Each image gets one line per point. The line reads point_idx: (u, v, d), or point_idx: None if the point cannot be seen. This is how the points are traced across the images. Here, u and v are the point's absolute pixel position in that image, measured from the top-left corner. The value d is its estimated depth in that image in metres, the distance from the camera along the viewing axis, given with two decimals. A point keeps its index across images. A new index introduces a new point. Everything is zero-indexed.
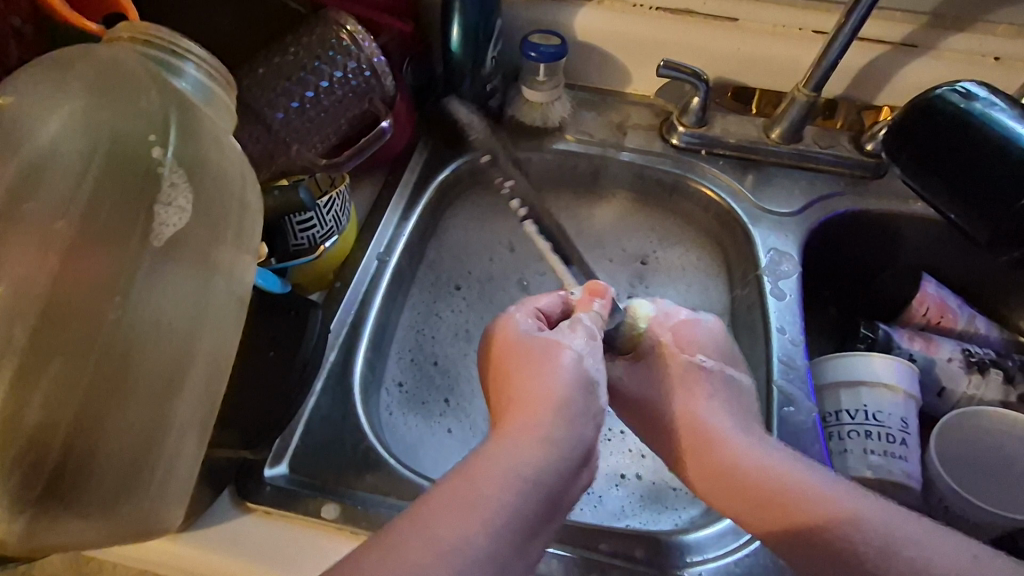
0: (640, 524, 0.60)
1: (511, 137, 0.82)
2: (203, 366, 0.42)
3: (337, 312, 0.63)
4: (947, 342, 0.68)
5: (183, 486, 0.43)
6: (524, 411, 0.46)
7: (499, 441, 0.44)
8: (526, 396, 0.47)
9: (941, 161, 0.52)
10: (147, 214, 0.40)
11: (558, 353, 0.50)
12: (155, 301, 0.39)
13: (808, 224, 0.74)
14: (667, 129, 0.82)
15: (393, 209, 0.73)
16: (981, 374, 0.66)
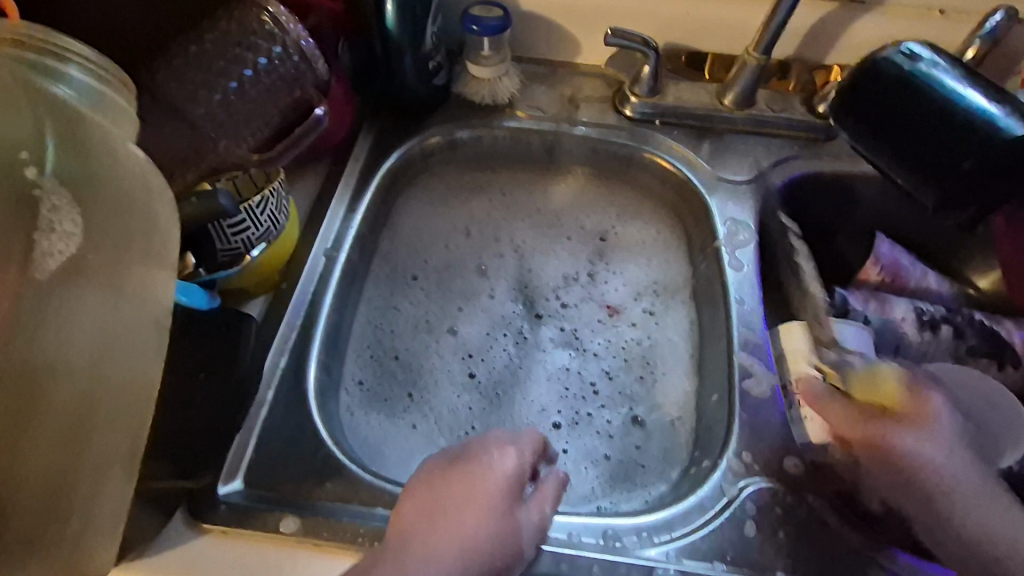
0: (610, 504, 0.60)
1: (460, 116, 0.79)
2: (118, 396, 0.40)
3: (285, 316, 0.61)
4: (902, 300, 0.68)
5: (111, 517, 0.42)
6: (455, 511, 0.46)
7: (438, 511, 0.46)
8: (457, 511, 0.46)
9: (889, 125, 0.51)
10: (25, 240, 0.36)
11: (502, 552, 0.45)
12: (54, 336, 0.37)
13: (762, 190, 0.73)
14: (620, 101, 0.79)
15: (339, 201, 0.69)
16: (933, 330, 0.66)
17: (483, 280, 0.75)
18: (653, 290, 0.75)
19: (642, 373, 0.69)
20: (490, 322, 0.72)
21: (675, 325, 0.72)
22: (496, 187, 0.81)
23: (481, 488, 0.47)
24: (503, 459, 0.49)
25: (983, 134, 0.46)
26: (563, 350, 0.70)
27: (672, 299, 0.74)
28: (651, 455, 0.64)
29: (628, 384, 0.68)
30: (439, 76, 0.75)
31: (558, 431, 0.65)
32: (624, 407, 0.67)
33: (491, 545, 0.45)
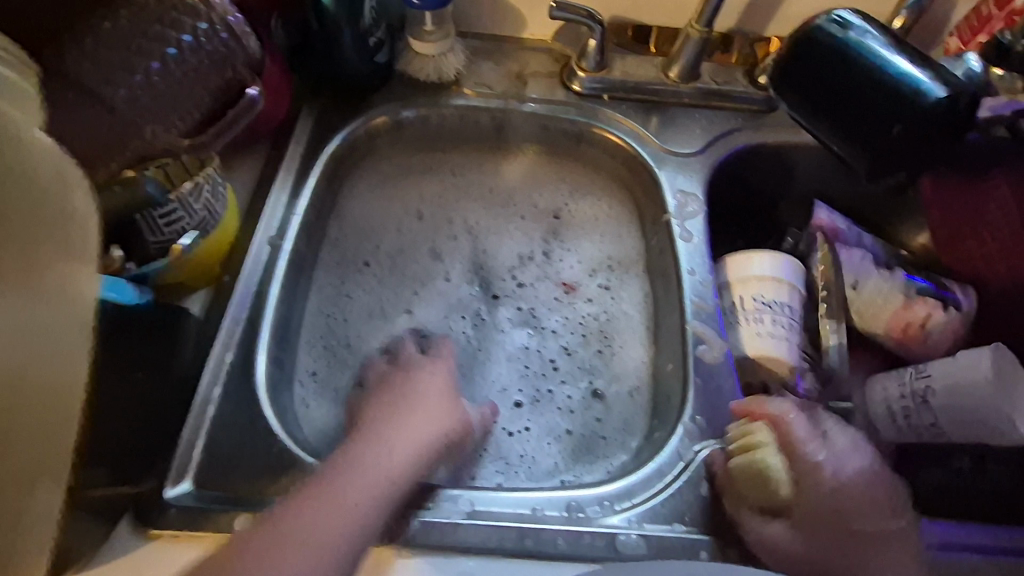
0: (573, 477, 0.61)
1: (405, 95, 0.76)
2: (41, 405, 0.37)
3: (229, 308, 0.58)
4: (843, 251, 0.72)
5: (48, 530, 0.38)
6: (357, 467, 0.49)
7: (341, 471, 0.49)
8: (361, 465, 0.49)
9: (825, 94, 0.52)
10: None
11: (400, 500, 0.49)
12: None
13: (710, 162, 0.75)
14: (567, 76, 0.79)
15: (281, 187, 0.66)
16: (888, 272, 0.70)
17: (438, 265, 0.73)
18: (607, 263, 0.76)
19: (600, 347, 0.70)
20: (447, 305, 0.71)
21: (629, 298, 0.73)
22: (446, 167, 0.79)
23: (375, 446, 0.51)
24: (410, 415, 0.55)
25: (912, 99, 0.48)
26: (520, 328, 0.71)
27: (627, 273, 0.75)
28: (612, 426, 0.65)
29: (586, 359, 0.69)
30: (381, 52, 0.72)
31: (519, 410, 0.65)
32: (584, 382, 0.68)
33: (379, 498, 0.48)
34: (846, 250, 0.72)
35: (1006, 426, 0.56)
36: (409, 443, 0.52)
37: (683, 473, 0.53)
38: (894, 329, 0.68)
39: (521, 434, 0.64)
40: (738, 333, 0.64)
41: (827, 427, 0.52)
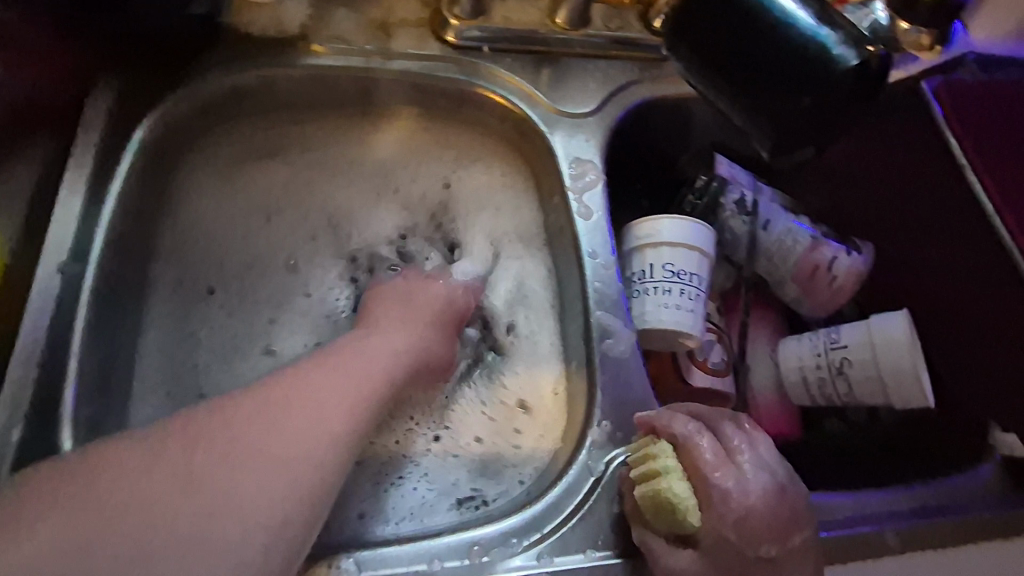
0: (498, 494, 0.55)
1: (237, 56, 0.61)
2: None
3: (13, 368, 0.46)
4: (753, 198, 0.68)
5: None
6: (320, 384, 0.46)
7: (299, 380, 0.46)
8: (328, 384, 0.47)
9: (727, 53, 0.45)
10: None
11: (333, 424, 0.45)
12: None
13: (608, 122, 0.67)
14: (439, 25, 0.66)
15: (71, 194, 0.51)
16: (794, 216, 0.68)
17: (308, 266, 0.61)
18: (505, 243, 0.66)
19: (508, 336, 0.62)
20: (315, 321, 0.59)
21: (533, 277, 0.65)
22: (307, 142, 0.66)
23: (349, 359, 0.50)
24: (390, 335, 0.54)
25: (820, 65, 0.42)
26: None
27: (529, 248, 0.67)
28: (534, 433, 0.58)
29: (497, 358, 0.61)
30: None
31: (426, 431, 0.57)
32: (498, 390, 0.60)
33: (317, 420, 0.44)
34: (757, 196, 0.68)
35: (904, 396, 0.59)
36: (377, 359, 0.51)
37: (589, 493, 0.49)
38: (799, 277, 0.67)
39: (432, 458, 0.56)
40: (647, 308, 0.59)
41: (735, 441, 0.46)
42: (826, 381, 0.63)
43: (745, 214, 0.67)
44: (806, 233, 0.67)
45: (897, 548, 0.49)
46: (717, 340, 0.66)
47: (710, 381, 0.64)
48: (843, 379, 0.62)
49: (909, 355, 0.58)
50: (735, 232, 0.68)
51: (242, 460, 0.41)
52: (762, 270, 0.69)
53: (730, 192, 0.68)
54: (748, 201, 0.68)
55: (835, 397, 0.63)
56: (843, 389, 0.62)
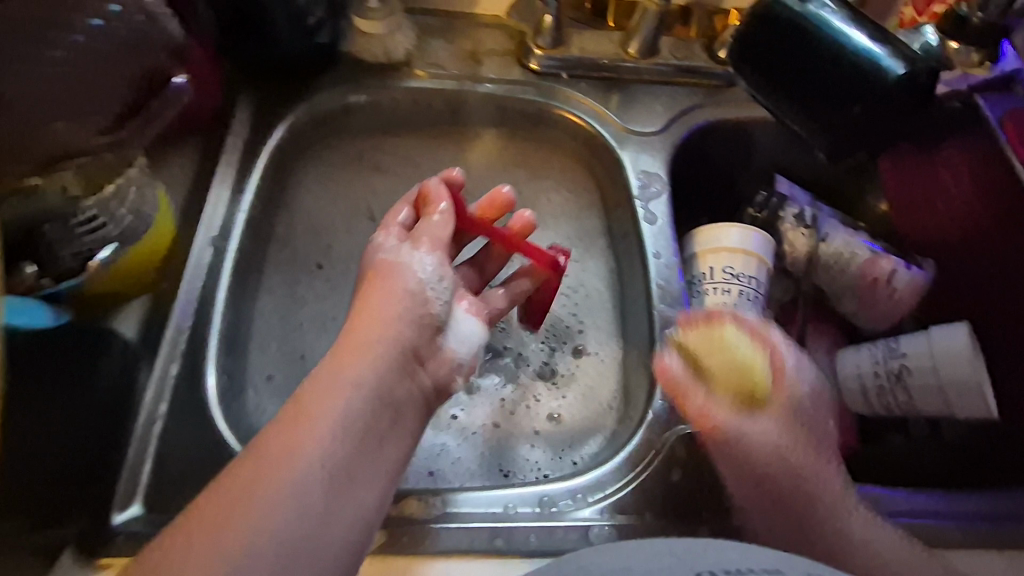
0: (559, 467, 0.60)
1: (351, 78, 0.71)
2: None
3: (171, 317, 0.54)
4: (813, 212, 0.72)
5: None
6: (304, 428, 0.41)
7: (288, 430, 0.40)
8: (311, 419, 0.41)
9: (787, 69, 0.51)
10: None
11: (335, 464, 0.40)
12: None
13: (672, 140, 0.73)
14: (523, 54, 0.75)
15: (221, 183, 0.62)
16: (854, 230, 0.71)
17: None
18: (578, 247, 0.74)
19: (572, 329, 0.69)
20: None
21: (593, 274, 0.72)
22: (401, 154, 0.75)
23: (332, 395, 0.43)
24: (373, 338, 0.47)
25: (872, 77, 0.48)
26: None
27: (592, 250, 0.74)
28: (591, 412, 0.64)
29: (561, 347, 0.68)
30: (323, 33, 0.67)
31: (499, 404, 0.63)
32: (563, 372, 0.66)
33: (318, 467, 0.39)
34: (816, 211, 0.73)
35: (969, 404, 0.59)
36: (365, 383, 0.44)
37: (651, 461, 0.53)
38: (858, 291, 0.69)
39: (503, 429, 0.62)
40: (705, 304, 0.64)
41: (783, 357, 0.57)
42: (886, 389, 0.64)
43: (805, 226, 0.72)
44: (866, 247, 0.69)
45: (958, 542, 0.50)
46: None
47: None
48: (902, 388, 0.63)
49: (970, 364, 0.59)
50: (796, 246, 0.71)
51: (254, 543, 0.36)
52: (823, 283, 0.72)
53: (791, 205, 0.72)
54: (807, 215, 0.72)
55: (895, 405, 0.64)
56: (903, 398, 0.63)
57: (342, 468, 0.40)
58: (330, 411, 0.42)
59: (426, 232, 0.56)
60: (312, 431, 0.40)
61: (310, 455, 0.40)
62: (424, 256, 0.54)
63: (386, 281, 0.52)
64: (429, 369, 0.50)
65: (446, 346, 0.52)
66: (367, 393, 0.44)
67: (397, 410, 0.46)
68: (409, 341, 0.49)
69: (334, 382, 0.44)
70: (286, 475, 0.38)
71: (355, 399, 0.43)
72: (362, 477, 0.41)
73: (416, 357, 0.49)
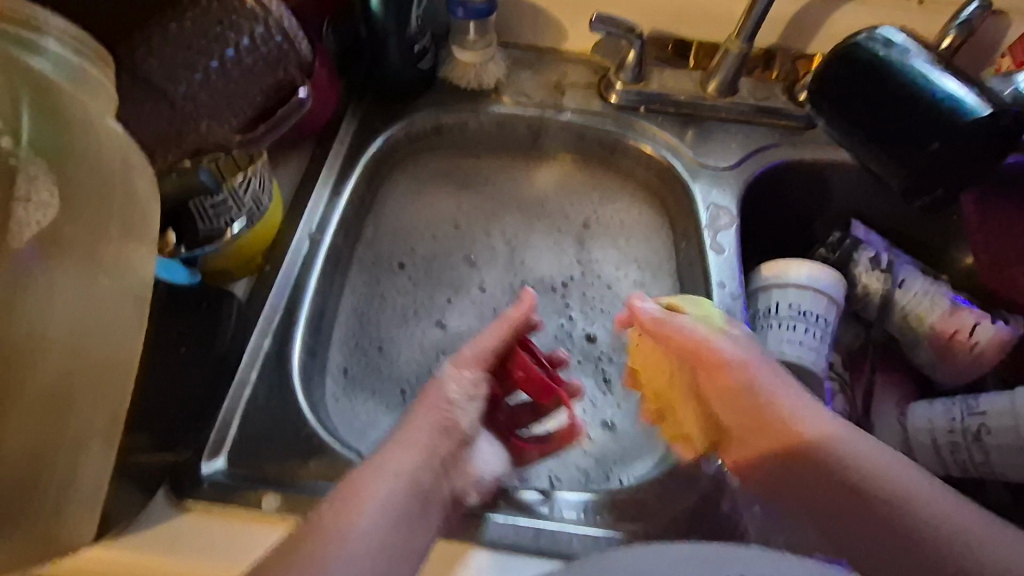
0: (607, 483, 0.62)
1: (445, 101, 0.78)
2: (98, 384, 0.36)
3: (269, 296, 0.61)
4: (890, 258, 0.71)
5: (92, 497, 0.39)
6: (367, 479, 0.46)
7: (360, 478, 0.46)
8: (373, 475, 0.46)
9: (869, 108, 0.53)
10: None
11: (400, 509, 0.45)
12: (43, 304, 0.33)
13: (745, 176, 0.74)
14: (605, 87, 0.79)
15: (323, 185, 0.69)
16: (933, 280, 0.70)
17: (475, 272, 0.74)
18: (633, 272, 0.76)
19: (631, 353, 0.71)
20: (471, 324, 0.71)
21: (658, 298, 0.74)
22: (481, 174, 0.81)
23: (388, 459, 0.48)
24: (442, 431, 0.51)
25: (951, 116, 0.49)
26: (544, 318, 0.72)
27: (655, 277, 0.76)
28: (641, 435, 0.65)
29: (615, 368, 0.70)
30: (425, 60, 0.75)
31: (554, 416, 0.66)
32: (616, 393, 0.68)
33: (384, 513, 0.44)
34: (892, 256, 0.71)
35: None
36: (421, 439, 0.49)
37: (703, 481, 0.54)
38: (934, 342, 0.67)
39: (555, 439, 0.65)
40: (768, 338, 0.64)
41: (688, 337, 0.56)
42: (963, 447, 0.60)
43: (880, 271, 0.70)
44: (947, 297, 0.67)
45: None
46: (839, 391, 0.67)
47: None
48: (980, 447, 0.59)
49: None
50: (869, 288, 0.70)
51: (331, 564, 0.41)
52: (895, 328, 0.70)
53: (867, 250, 0.71)
54: (883, 260, 0.71)
55: (969, 465, 0.60)
56: (980, 458, 0.59)
57: (384, 545, 0.43)
58: (387, 464, 0.47)
59: (483, 337, 0.58)
60: (356, 508, 0.44)
61: (354, 527, 0.43)
62: (467, 373, 0.55)
63: (429, 397, 0.53)
64: (454, 477, 0.50)
65: (470, 460, 0.52)
66: (403, 483, 0.46)
67: (427, 500, 0.47)
68: (445, 443, 0.50)
69: (372, 470, 0.47)
70: (340, 537, 0.42)
71: (393, 484, 0.46)
72: (425, 518, 0.46)
73: (447, 459, 0.50)
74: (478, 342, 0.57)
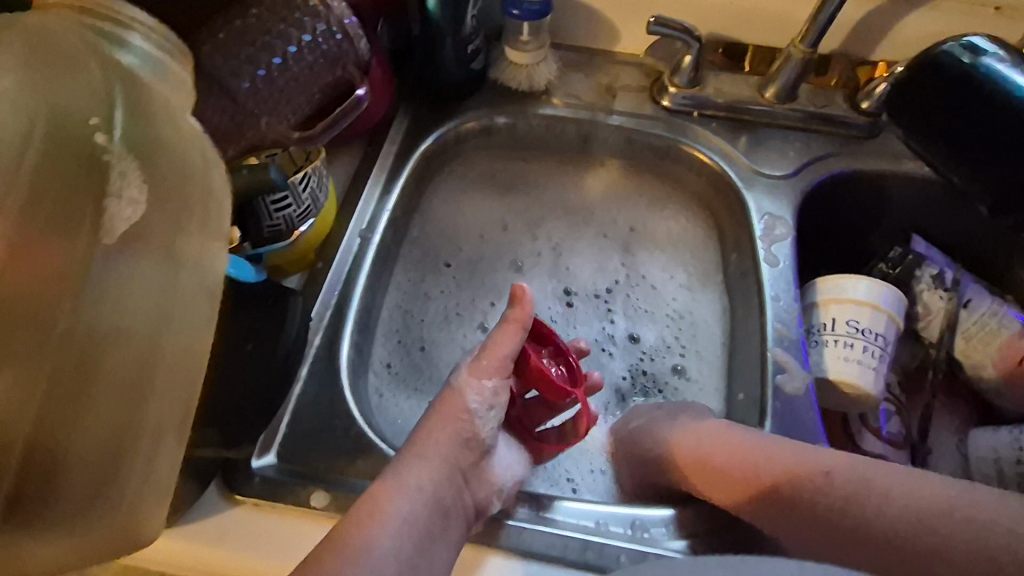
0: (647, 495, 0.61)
1: (494, 102, 0.78)
2: (172, 382, 0.35)
3: (320, 293, 0.61)
4: (957, 277, 0.68)
5: (163, 488, 0.37)
6: (388, 492, 0.47)
7: (381, 493, 0.47)
8: (393, 489, 0.47)
9: (978, 124, 0.50)
10: (94, 207, 0.33)
11: (420, 524, 0.46)
12: (123, 296, 0.34)
13: (802, 186, 0.72)
14: (658, 91, 0.78)
15: (373, 183, 0.70)
16: (1002, 300, 0.67)
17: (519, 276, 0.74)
18: (683, 283, 0.74)
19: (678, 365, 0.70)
20: None
21: (706, 313, 0.72)
22: (528, 176, 0.80)
23: (406, 474, 0.48)
24: (453, 443, 0.51)
25: None
26: (587, 324, 0.72)
27: (704, 287, 0.74)
28: None
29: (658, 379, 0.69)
30: (477, 60, 0.74)
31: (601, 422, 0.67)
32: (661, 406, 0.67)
33: (405, 525, 0.45)
34: (958, 275, 0.68)
35: None
36: (441, 454, 0.50)
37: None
38: (1001, 365, 0.64)
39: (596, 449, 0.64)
40: (825, 355, 0.62)
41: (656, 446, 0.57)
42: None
43: (944, 289, 0.68)
44: (1018, 319, 0.64)
45: None
46: (895, 412, 0.64)
47: (884, 449, 0.62)
48: None
49: None
50: (929, 306, 0.68)
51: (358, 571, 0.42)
52: (957, 350, 0.67)
53: (931, 266, 0.69)
54: (948, 277, 0.68)
55: None
56: None
57: (408, 560, 0.44)
58: (408, 479, 0.48)
59: (495, 339, 0.55)
60: (379, 522, 0.45)
61: (378, 543, 0.44)
62: (487, 382, 0.54)
63: (445, 406, 0.53)
64: (476, 487, 0.50)
65: (491, 468, 0.53)
66: (424, 497, 0.47)
67: (449, 515, 0.47)
68: (464, 459, 0.51)
69: (393, 487, 0.47)
70: (363, 552, 0.43)
71: (414, 500, 0.47)
72: (446, 532, 0.47)
73: (465, 471, 0.50)
74: (492, 344, 0.55)
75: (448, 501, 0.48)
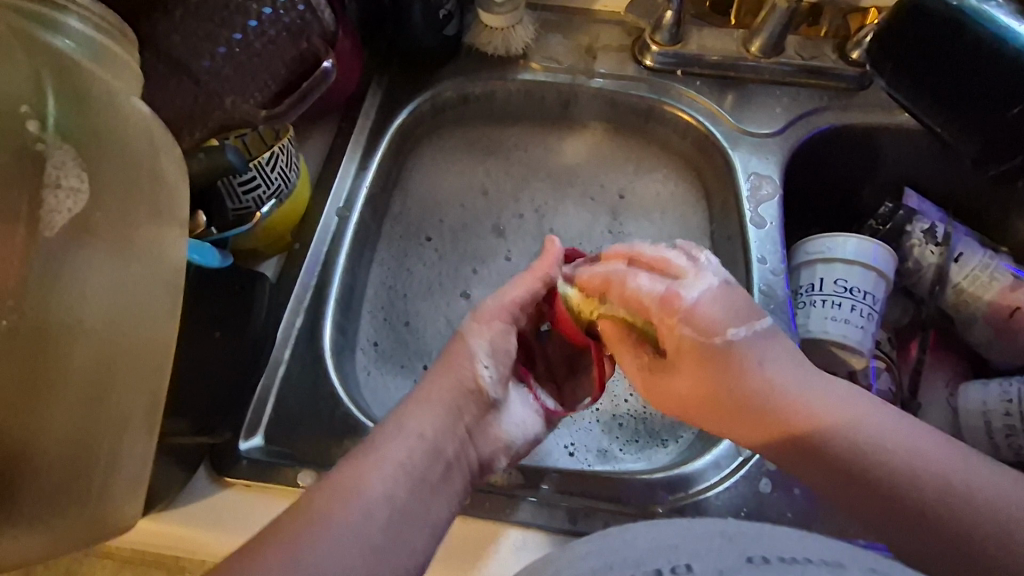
0: (641, 464, 0.59)
1: (471, 69, 0.75)
2: (135, 369, 0.35)
3: (299, 275, 0.61)
4: (951, 229, 0.67)
5: (137, 485, 0.40)
6: (390, 443, 0.45)
7: (379, 444, 0.45)
8: (393, 441, 0.45)
9: (968, 73, 0.48)
10: (29, 200, 0.32)
11: (416, 482, 0.44)
12: (85, 284, 0.33)
13: (790, 143, 0.70)
14: (639, 50, 0.75)
15: (349, 159, 0.68)
16: (994, 252, 0.66)
17: (500, 241, 0.73)
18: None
19: None
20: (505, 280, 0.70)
21: None
22: (508, 145, 0.78)
23: (400, 433, 0.46)
24: (454, 400, 0.49)
25: None
26: None
27: None
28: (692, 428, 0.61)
29: None
30: (450, 25, 0.71)
31: (603, 388, 0.64)
32: None
33: (399, 478, 0.43)
34: (949, 228, 0.67)
35: None
36: (441, 408, 0.48)
37: (725, 480, 0.52)
38: (992, 319, 0.63)
39: (590, 422, 0.62)
40: (811, 316, 0.61)
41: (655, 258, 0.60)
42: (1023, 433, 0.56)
43: (935, 243, 0.66)
44: (1009, 271, 0.64)
45: None
46: (884, 368, 0.63)
47: None
48: None
49: None
50: (920, 262, 0.66)
51: (334, 535, 0.39)
52: (948, 305, 0.66)
53: (922, 223, 0.67)
54: (939, 231, 0.67)
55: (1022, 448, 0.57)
56: None
57: (403, 505, 0.42)
58: (401, 434, 0.46)
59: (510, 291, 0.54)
60: (370, 472, 0.43)
61: (369, 484, 0.42)
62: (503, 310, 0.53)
63: (454, 356, 0.52)
64: (480, 443, 0.49)
65: (497, 423, 0.51)
66: (423, 444, 0.46)
67: (450, 465, 0.46)
68: (470, 409, 0.50)
69: (393, 431, 0.46)
70: (384, 463, 0.44)
71: (414, 445, 0.46)
72: (438, 499, 0.44)
73: (469, 424, 0.49)
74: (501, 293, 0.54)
75: (446, 454, 0.46)
